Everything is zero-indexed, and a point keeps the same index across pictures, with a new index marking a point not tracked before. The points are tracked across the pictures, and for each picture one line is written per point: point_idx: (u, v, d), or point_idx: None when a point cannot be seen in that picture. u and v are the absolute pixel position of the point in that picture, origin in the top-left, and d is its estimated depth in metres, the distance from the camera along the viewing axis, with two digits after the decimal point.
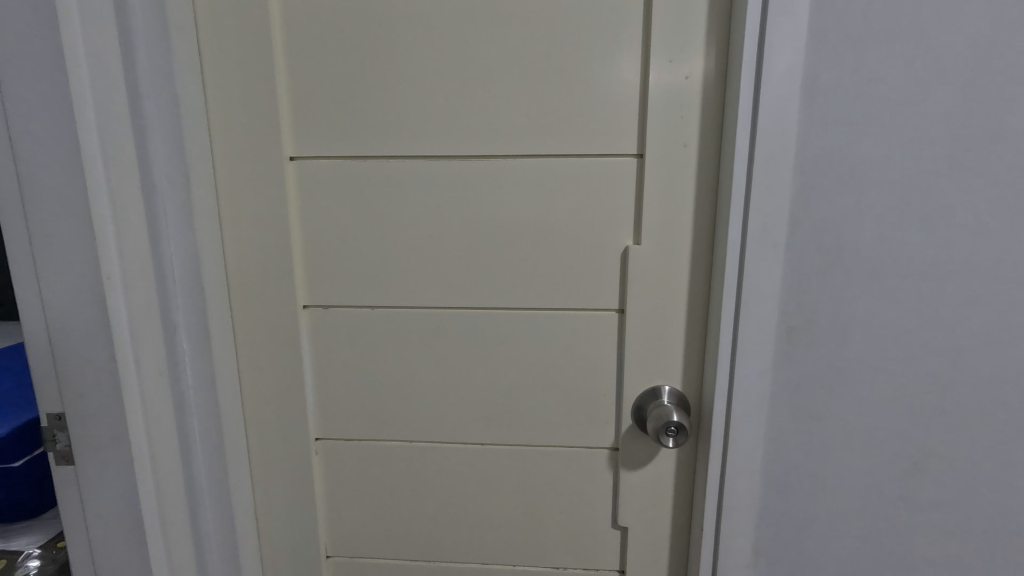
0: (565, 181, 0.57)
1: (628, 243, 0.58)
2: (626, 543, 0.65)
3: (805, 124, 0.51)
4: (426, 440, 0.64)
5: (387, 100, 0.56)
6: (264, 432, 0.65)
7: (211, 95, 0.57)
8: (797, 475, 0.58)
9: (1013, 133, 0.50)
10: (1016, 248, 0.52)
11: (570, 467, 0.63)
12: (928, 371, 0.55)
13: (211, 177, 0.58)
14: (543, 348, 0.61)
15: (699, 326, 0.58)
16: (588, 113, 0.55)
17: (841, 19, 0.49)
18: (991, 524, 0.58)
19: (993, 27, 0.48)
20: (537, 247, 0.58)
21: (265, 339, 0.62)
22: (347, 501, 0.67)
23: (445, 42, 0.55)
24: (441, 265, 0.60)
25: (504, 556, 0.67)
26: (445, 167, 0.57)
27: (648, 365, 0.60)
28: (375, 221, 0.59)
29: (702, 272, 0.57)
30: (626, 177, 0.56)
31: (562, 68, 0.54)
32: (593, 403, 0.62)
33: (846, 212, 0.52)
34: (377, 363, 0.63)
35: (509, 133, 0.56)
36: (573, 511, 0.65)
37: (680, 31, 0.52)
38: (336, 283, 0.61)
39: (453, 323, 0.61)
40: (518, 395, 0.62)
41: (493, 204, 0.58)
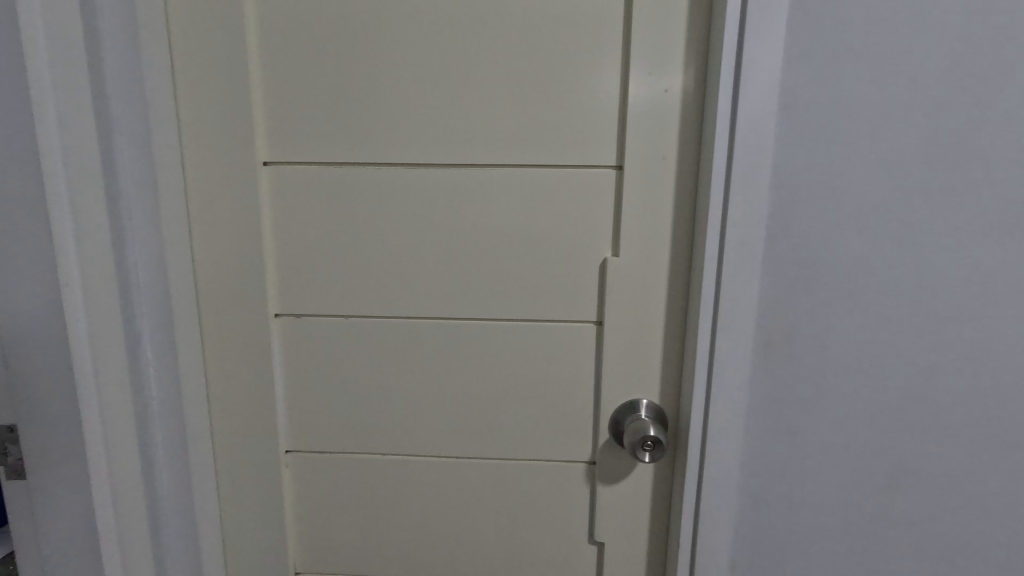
0: (544, 191, 0.56)
1: (606, 255, 0.57)
2: (603, 559, 0.64)
3: (783, 140, 0.51)
4: (400, 453, 0.63)
5: (364, 107, 0.55)
6: (232, 444, 0.63)
7: (183, 98, 0.55)
8: (774, 490, 0.58)
9: (983, 154, 0.51)
10: (986, 266, 0.52)
11: (547, 481, 0.62)
12: (902, 387, 0.55)
13: (180, 180, 0.56)
14: (520, 360, 0.60)
15: (678, 340, 0.58)
16: (568, 124, 0.55)
17: (817, 38, 0.49)
18: (964, 539, 0.58)
19: (964, 50, 0.49)
20: (515, 257, 0.58)
21: (235, 347, 0.61)
22: (318, 515, 0.65)
23: (423, 49, 0.54)
24: (417, 275, 0.58)
25: (479, 572, 0.65)
26: (424, 177, 0.57)
27: (626, 379, 0.59)
28: (350, 228, 0.58)
29: (681, 286, 0.57)
30: (605, 189, 0.56)
31: (542, 79, 0.54)
32: (570, 417, 0.61)
33: (823, 228, 0.52)
34: (351, 373, 0.61)
35: (488, 142, 0.55)
36: (550, 526, 0.63)
37: (658, 45, 0.52)
38: (310, 292, 0.60)
39: (431, 334, 0.60)
40: (495, 408, 0.61)
41: (471, 213, 0.57)
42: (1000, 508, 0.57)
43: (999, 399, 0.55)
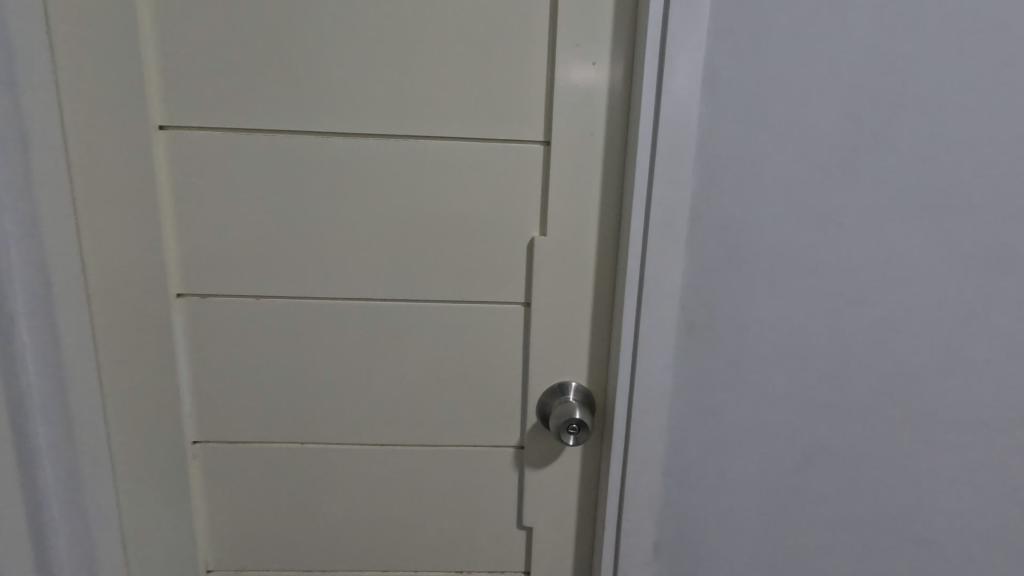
0: (469, 166, 0.54)
1: (534, 234, 0.55)
2: (531, 544, 0.63)
3: (708, 119, 0.50)
4: (319, 442, 0.59)
5: (272, 68, 0.51)
6: (131, 435, 0.58)
7: (59, 50, 0.49)
8: (697, 470, 0.58)
9: (896, 139, 0.52)
10: (897, 250, 0.54)
11: (473, 467, 0.61)
12: (817, 368, 0.56)
13: (59, 144, 0.50)
14: (445, 343, 0.57)
15: (605, 322, 0.57)
16: (493, 96, 0.52)
17: (741, 16, 0.48)
18: (873, 513, 0.60)
19: (880, 35, 0.49)
20: (440, 236, 0.55)
21: (131, 331, 0.55)
22: (231, 509, 0.61)
23: (337, 8, 0.50)
24: (335, 253, 0.55)
25: (405, 562, 0.63)
26: (338, 149, 0.53)
27: (553, 362, 0.58)
28: (260, 202, 0.54)
29: (608, 266, 0.56)
30: (532, 165, 0.54)
31: (465, 47, 0.51)
32: (497, 401, 0.59)
33: (745, 210, 0.52)
34: (264, 358, 0.57)
35: (408, 112, 0.52)
36: (478, 512, 0.62)
37: (586, 19, 0.50)
38: (216, 271, 0.55)
39: (349, 317, 0.56)
40: (419, 393, 0.58)
41: (391, 189, 0.54)
42: (905, 482, 0.59)
43: (906, 378, 0.57)
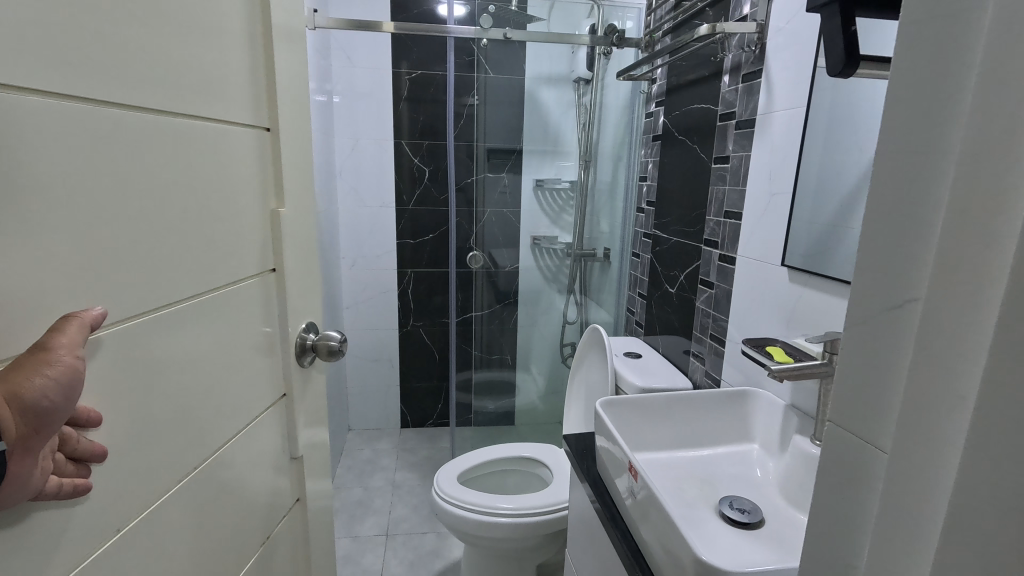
0: (237, 183, 1.01)
1: (272, 209, 1.13)
2: (281, 399, 1.21)
3: None
4: (186, 385, 0.89)
5: (148, 142, 0.77)
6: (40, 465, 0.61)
7: None
8: None
9: None
10: None
11: (250, 358, 1.08)
12: None
13: None
14: (237, 287, 1.03)
15: (292, 262, 1.21)
16: (239, 143, 1.01)
17: None
18: None
19: None
20: (234, 221, 1.00)
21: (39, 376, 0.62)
22: (122, 480, 0.76)
23: (168, 99, 0.81)
24: (192, 246, 0.88)
25: (223, 434, 1.00)
26: (189, 185, 0.87)
27: (277, 282, 1.17)
28: (151, 230, 0.79)
29: (290, 230, 1.20)
30: (256, 181, 1.08)
31: (220, 111, 0.94)
32: (259, 315, 1.11)
33: None
34: (167, 321, 0.83)
35: (212, 154, 0.93)
36: (256, 389, 1.11)
37: (257, 110, 1.07)
38: (116, 297, 0.74)
39: (202, 288, 0.92)
40: (231, 319, 1.01)
41: (214, 199, 0.94)
42: None
43: None
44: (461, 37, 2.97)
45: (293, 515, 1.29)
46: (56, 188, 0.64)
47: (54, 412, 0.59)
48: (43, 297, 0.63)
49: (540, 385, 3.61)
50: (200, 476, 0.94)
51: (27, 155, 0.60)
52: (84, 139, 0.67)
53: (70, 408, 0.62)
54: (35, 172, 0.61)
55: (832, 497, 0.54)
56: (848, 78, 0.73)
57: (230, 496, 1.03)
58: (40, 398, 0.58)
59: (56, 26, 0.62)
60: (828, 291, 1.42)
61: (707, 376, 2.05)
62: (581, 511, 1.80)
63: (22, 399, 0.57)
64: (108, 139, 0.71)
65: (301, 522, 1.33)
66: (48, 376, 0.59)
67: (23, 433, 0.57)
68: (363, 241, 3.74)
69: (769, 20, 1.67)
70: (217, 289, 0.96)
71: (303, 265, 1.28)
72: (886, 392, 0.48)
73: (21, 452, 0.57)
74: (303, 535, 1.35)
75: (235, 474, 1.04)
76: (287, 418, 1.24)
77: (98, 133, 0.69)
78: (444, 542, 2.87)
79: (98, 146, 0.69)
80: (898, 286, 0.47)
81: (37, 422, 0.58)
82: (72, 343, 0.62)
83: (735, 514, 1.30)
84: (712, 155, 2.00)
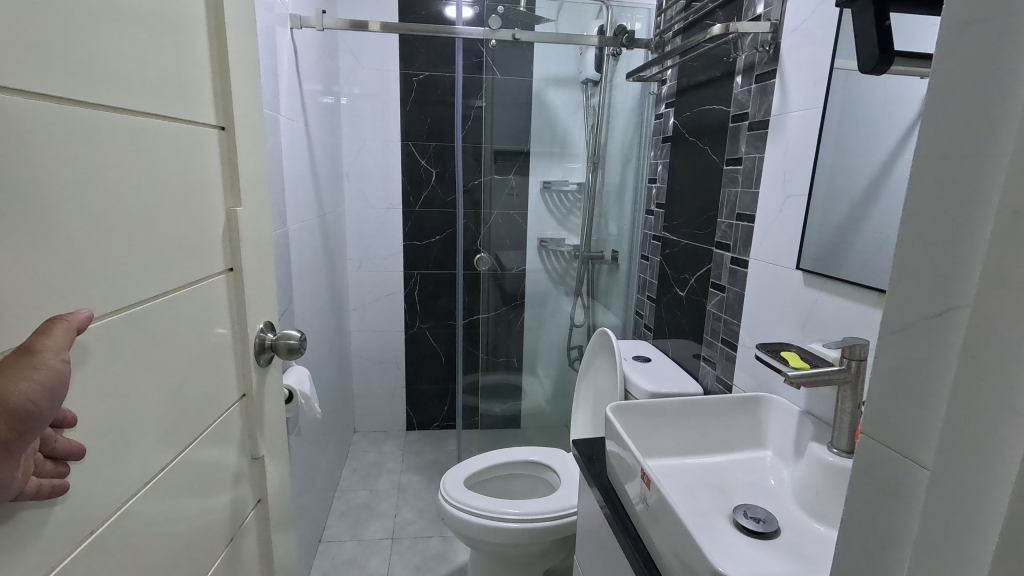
0: (202, 180, 1.00)
1: (232, 207, 1.11)
2: (241, 399, 1.20)
3: None
4: (155, 384, 0.88)
5: (117, 139, 0.77)
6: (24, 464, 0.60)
7: None
8: None
9: None
10: None
11: (214, 357, 1.07)
12: None
13: None
14: (202, 285, 1.02)
15: (253, 260, 1.20)
16: (202, 140, 1.00)
17: None
18: None
19: None
20: (198, 219, 0.99)
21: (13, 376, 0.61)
22: (98, 480, 0.75)
23: (137, 96, 0.81)
24: (160, 244, 0.88)
25: (191, 434, 0.99)
26: (157, 183, 0.86)
27: (238, 281, 1.15)
28: (122, 228, 0.79)
29: (252, 228, 1.19)
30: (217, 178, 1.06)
31: (183, 107, 0.93)
32: (220, 313, 1.09)
33: None
34: (133, 324, 0.82)
35: (177, 151, 0.92)
36: (220, 390, 1.09)
37: (220, 106, 1.06)
38: (89, 295, 0.73)
39: (171, 286, 0.91)
40: (196, 318, 1.00)
41: (182, 197, 0.93)
42: None
43: None
44: (469, 37, 2.95)
45: (255, 516, 1.27)
46: (24, 185, 0.62)
47: (37, 415, 0.58)
48: (17, 296, 0.62)
49: (547, 388, 3.58)
50: (169, 476, 0.93)
51: (5, 151, 0.59)
52: (59, 136, 0.67)
53: (53, 411, 0.60)
54: (13, 167, 0.60)
55: (866, 511, 0.51)
56: (881, 76, 0.73)
57: (197, 498, 1.02)
58: (24, 401, 0.57)
59: (30, 20, 0.62)
60: (847, 296, 1.39)
61: (718, 381, 2.01)
62: (590, 517, 1.77)
63: (5, 403, 0.55)
64: (81, 135, 0.70)
65: (264, 525, 1.31)
66: (31, 379, 0.57)
67: (4, 437, 0.56)
68: (369, 242, 3.73)
69: (783, 19, 1.64)
70: (182, 288, 0.94)
71: (263, 263, 1.26)
72: (929, 404, 0.45)
73: (3, 457, 0.55)
74: (267, 539, 1.32)
75: (201, 474, 1.03)
76: (248, 419, 1.23)
77: (72, 130, 0.69)
78: (450, 546, 2.84)
79: (71, 142, 0.69)
80: (940, 293, 0.44)
81: (20, 425, 0.57)
82: (58, 346, 0.61)
83: (749, 523, 1.27)
84: (724, 156, 1.97)
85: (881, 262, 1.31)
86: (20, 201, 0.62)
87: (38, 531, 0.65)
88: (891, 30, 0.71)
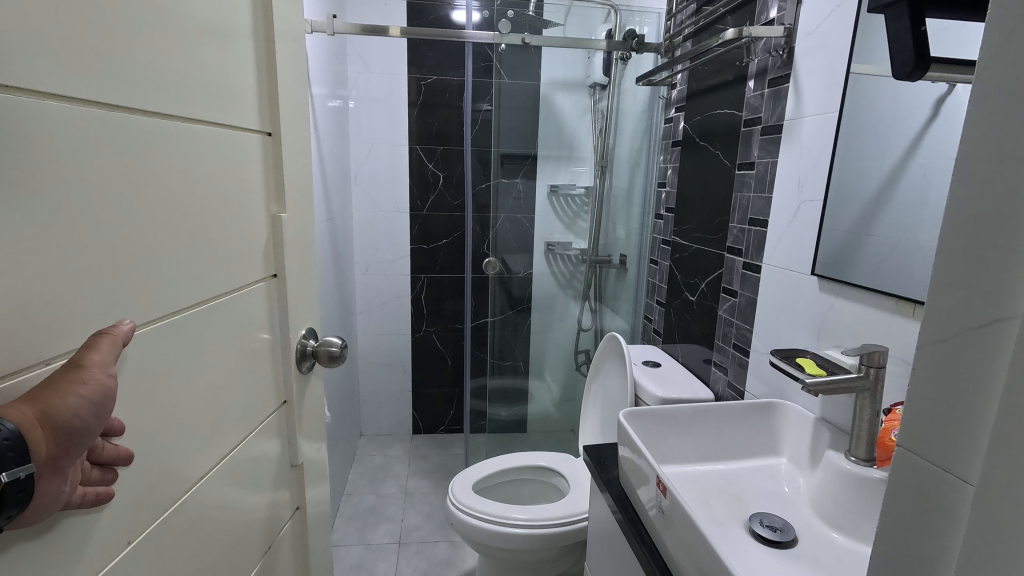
0: (244, 187, 1.01)
1: (275, 213, 1.12)
2: (284, 406, 1.20)
3: None
4: (194, 392, 0.88)
5: (163, 149, 0.78)
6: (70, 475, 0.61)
7: None
8: None
9: None
10: None
11: (255, 363, 1.08)
12: None
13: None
14: (245, 292, 1.03)
15: (295, 266, 1.20)
16: (245, 147, 1.01)
17: None
18: None
19: None
20: (241, 226, 1.00)
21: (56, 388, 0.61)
22: (135, 489, 0.76)
23: (182, 106, 0.82)
24: (202, 252, 0.88)
25: (229, 442, 0.99)
26: (201, 192, 0.87)
27: (281, 286, 1.16)
28: (165, 237, 0.79)
29: (294, 234, 1.19)
30: (260, 184, 1.07)
31: (228, 115, 0.94)
32: (263, 319, 1.10)
33: None
34: (171, 330, 0.82)
35: (221, 159, 0.93)
36: (260, 395, 1.10)
37: (264, 114, 1.07)
38: (128, 303, 0.73)
39: (212, 294, 0.92)
40: (238, 324, 1.01)
41: (224, 205, 0.94)
42: None
43: None
44: (478, 41, 2.95)
45: (292, 523, 1.27)
46: (65, 192, 0.62)
47: (84, 431, 0.61)
48: (58, 303, 0.62)
49: (554, 392, 3.57)
50: (206, 483, 0.93)
51: (44, 158, 0.59)
52: (103, 145, 0.67)
53: (97, 428, 0.63)
54: (54, 175, 0.61)
55: (901, 528, 0.50)
56: (918, 82, 0.74)
57: (234, 505, 1.02)
58: (72, 418, 0.59)
59: (75, 29, 0.62)
60: (864, 302, 1.37)
61: (730, 387, 2.00)
62: (602, 523, 1.76)
63: (53, 418, 0.58)
64: (125, 145, 0.71)
65: (300, 532, 1.31)
66: (77, 396, 0.60)
67: (52, 453, 0.58)
68: (377, 246, 3.73)
69: (797, 24, 1.64)
70: (223, 295, 0.95)
71: (305, 270, 1.27)
72: (973, 419, 0.44)
73: (50, 473, 0.57)
74: (303, 547, 1.33)
75: (238, 480, 1.03)
76: (287, 425, 1.23)
77: (115, 140, 0.69)
78: (458, 551, 2.83)
79: (115, 151, 0.69)
80: (988, 303, 0.43)
81: (69, 442, 0.59)
82: (104, 361, 0.64)
83: (766, 531, 1.26)
84: (736, 160, 1.96)
85: (892, 268, 1.31)
86: (62, 207, 0.62)
87: (74, 539, 0.65)
88: (927, 36, 0.72)
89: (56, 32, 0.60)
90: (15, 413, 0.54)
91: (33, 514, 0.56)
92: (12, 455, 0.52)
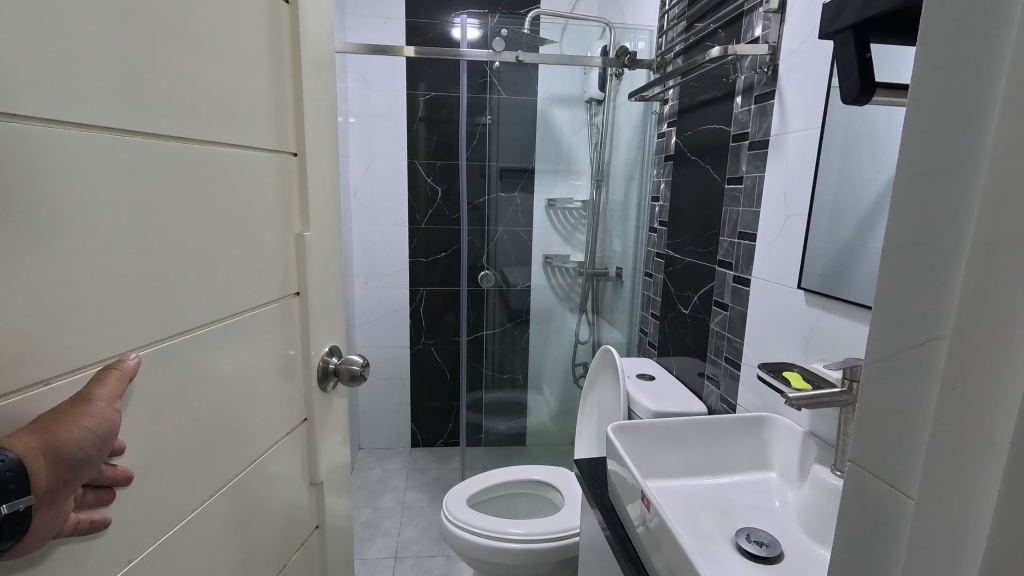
0: (265, 208, 1.04)
1: (300, 234, 1.15)
2: (309, 421, 1.23)
3: None
4: (212, 408, 0.90)
5: (180, 171, 0.80)
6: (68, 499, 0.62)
7: None
8: None
9: None
10: None
11: (277, 378, 1.10)
12: None
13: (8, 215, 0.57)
14: (265, 311, 1.05)
15: (318, 284, 1.23)
16: (268, 169, 1.04)
17: None
18: None
19: None
20: (262, 245, 1.03)
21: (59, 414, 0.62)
22: (147, 503, 0.77)
23: (199, 129, 0.84)
24: (222, 272, 0.91)
25: (248, 457, 1.01)
26: (221, 212, 0.90)
27: (306, 305, 1.19)
28: (183, 257, 0.82)
29: (319, 254, 1.22)
30: (283, 204, 1.10)
31: (248, 138, 0.97)
32: (287, 336, 1.13)
33: None
34: (188, 347, 0.84)
35: (241, 180, 0.95)
36: (282, 411, 1.12)
37: (290, 139, 1.11)
38: (146, 321, 0.75)
39: (232, 311, 0.94)
40: (259, 341, 1.03)
41: (244, 225, 0.97)
42: None
43: None
44: (475, 60, 2.99)
45: (311, 541, 1.27)
46: (77, 215, 0.64)
47: (86, 464, 0.63)
48: (71, 324, 0.64)
49: (552, 405, 3.56)
50: (221, 498, 0.94)
51: (60, 185, 0.62)
52: (118, 169, 0.70)
53: (99, 460, 0.65)
54: (69, 200, 0.63)
55: (855, 542, 0.51)
56: (862, 105, 0.79)
57: (251, 520, 1.03)
58: (76, 450, 0.61)
59: (91, 59, 0.65)
60: (850, 316, 1.38)
61: (722, 400, 2.00)
62: (591, 538, 1.75)
63: (58, 450, 0.60)
64: (141, 168, 0.73)
65: (320, 549, 1.32)
66: (81, 429, 0.62)
67: (52, 484, 0.59)
68: (376, 259, 3.77)
69: (781, 42, 1.67)
70: (243, 313, 0.97)
71: (329, 289, 1.30)
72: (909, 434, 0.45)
73: (48, 503, 0.59)
74: (322, 563, 1.33)
75: (254, 495, 1.04)
76: (309, 443, 1.24)
77: (131, 163, 0.71)
78: (453, 566, 2.81)
79: (132, 174, 0.72)
80: (920, 324, 0.45)
81: (68, 474, 0.61)
82: (110, 395, 0.66)
83: (752, 547, 1.25)
84: (725, 175, 1.98)
85: None
86: (77, 232, 0.64)
87: (76, 553, 0.67)
88: (870, 61, 0.76)
89: (73, 62, 0.63)
90: (20, 444, 0.56)
91: (31, 543, 0.58)
92: (12, 487, 0.54)
